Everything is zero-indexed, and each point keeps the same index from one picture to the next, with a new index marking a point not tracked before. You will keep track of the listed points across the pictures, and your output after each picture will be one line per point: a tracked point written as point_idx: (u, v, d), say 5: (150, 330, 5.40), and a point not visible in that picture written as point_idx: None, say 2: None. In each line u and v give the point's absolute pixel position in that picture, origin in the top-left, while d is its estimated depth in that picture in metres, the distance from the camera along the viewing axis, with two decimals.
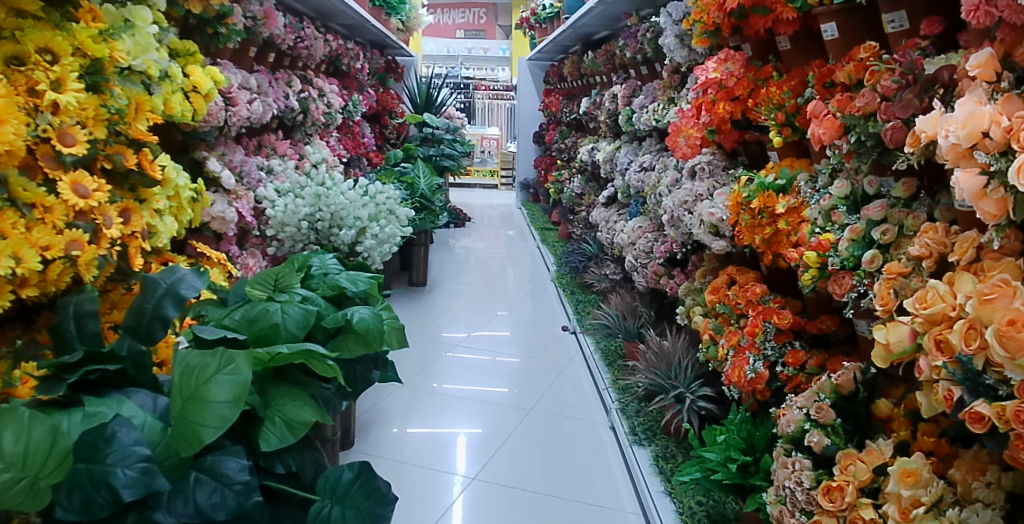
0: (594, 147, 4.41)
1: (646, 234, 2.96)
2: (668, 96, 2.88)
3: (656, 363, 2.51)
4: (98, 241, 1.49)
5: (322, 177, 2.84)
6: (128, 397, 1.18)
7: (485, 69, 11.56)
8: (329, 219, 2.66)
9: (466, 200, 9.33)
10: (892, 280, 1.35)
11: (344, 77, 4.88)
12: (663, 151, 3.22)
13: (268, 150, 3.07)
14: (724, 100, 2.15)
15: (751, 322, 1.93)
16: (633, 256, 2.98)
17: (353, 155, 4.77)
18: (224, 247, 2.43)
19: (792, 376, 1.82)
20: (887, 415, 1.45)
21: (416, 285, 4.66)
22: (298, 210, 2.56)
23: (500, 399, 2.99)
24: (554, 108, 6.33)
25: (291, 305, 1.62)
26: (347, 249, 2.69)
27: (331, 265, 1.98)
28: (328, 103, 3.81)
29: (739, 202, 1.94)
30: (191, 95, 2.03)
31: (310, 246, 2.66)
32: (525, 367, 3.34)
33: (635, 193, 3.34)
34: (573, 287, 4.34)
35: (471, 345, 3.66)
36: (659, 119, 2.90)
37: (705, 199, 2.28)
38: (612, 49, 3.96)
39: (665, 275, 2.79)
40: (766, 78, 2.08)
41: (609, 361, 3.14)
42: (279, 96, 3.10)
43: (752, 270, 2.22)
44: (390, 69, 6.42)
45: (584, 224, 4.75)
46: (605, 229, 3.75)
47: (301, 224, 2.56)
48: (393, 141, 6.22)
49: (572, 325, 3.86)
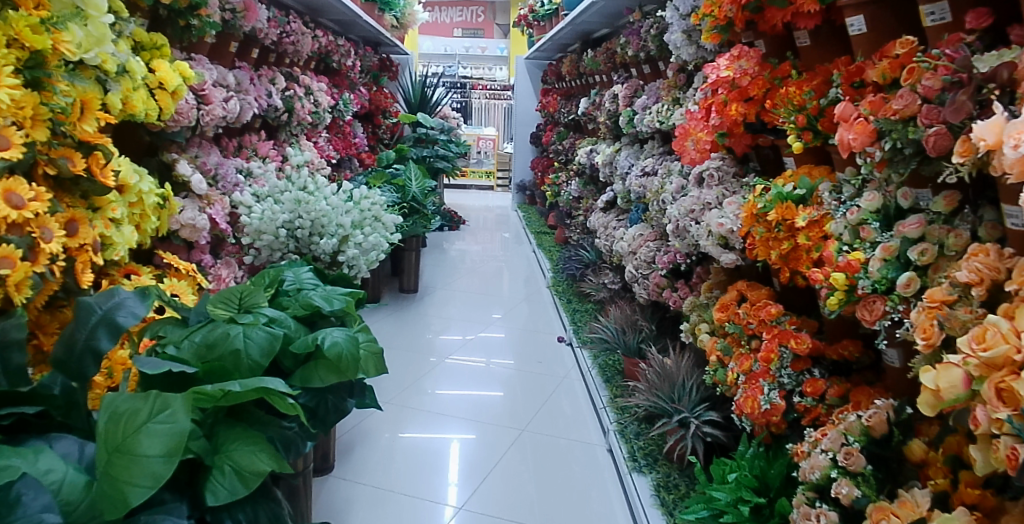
0: (594, 149, 4.24)
1: (648, 243, 2.80)
2: (673, 96, 2.72)
3: (658, 384, 2.34)
4: (35, 256, 1.32)
5: (305, 181, 2.64)
6: (49, 446, 1.01)
7: (482, 68, 11.39)
8: (309, 226, 2.46)
9: (461, 202, 9.14)
10: (935, 310, 1.18)
11: (335, 75, 4.71)
12: (667, 155, 3.05)
13: (249, 152, 2.90)
14: (736, 101, 1.98)
15: (764, 347, 1.77)
16: (633, 265, 2.81)
17: (343, 156, 4.60)
18: (196, 257, 2.26)
19: (811, 407, 1.69)
20: (922, 459, 1.30)
21: (407, 292, 4.48)
22: (276, 217, 2.38)
23: (492, 416, 2.82)
24: (552, 108, 6.15)
25: (254, 328, 1.47)
26: (329, 259, 2.50)
27: (306, 279, 1.82)
28: (315, 102, 3.63)
29: (754, 213, 1.78)
30: (156, 92, 1.87)
31: (290, 254, 2.46)
32: (518, 381, 3.17)
33: (636, 199, 3.18)
34: (570, 295, 4.16)
35: (464, 354, 3.48)
36: (663, 121, 2.74)
37: (714, 208, 2.11)
38: (613, 47, 3.79)
39: (668, 288, 2.63)
40: (783, 77, 1.93)
41: (607, 378, 2.96)
42: (261, 94, 2.93)
43: (764, 286, 2.07)
44: (384, 68, 6.24)
45: (582, 229, 4.59)
46: (603, 235, 3.60)
47: (279, 232, 2.38)
48: (387, 141, 6.04)
49: (568, 335, 3.69)
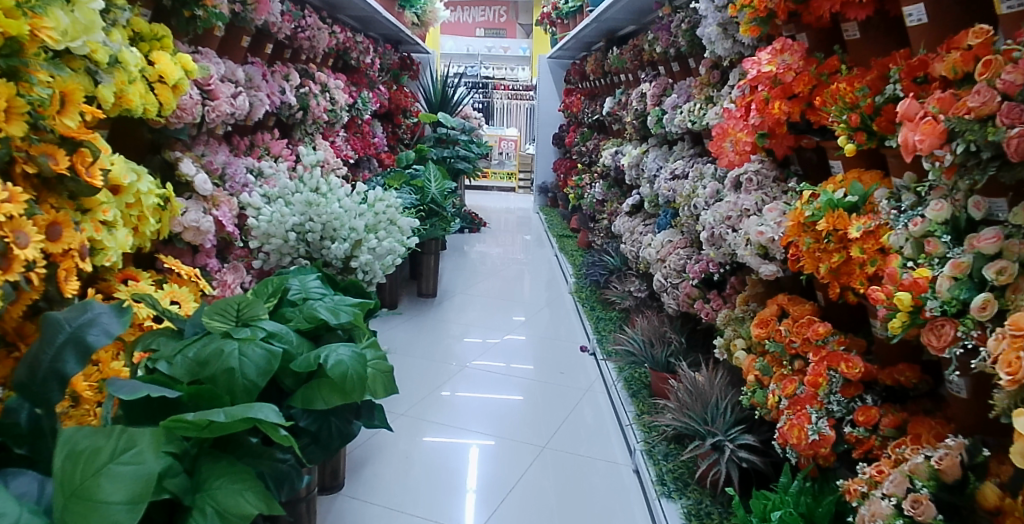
0: (619, 150, 4.08)
1: (678, 250, 2.64)
2: (706, 94, 2.53)
3: (690, 404, 2.18)
4: (9, 264, 1.20)
5: (316, 182, 2.46)
6: (5, 485, 0.94)
7: (504, 69, 11.28)
8: (320, 230, 2.31)
9: (481, 204, 9.01)
10: (1020, 341, 1.02)
11: (353, 72, 4.60)
12: (698, 157, 2.88)
13: (261, 151, 2.80)
14: (779, 99, 1.81)
15: (811, 370, 1.63)
16: (662, 274, 2.65)
17: (361, 155, 4.49)
18: (201, 261, 2.15)
19: (863, 438, 1.54)
20: (996, 507, 1.14)
21: (425, 296, 4.35)
22: (286, 219, 2.23)
23: (512, 431, 2.67)
24: (575, 108, 6.00)
25: (251, 344, 1.33)
26: (341, 265, 2.33)
27: (313, 288, 1.69)
28: (331, 99, 3.52)
29: (801, 222, 1.62)
30: (155, 86, 1.78)
31: (299, 260, 2.32)
32: (540, 393, 3.01)
33: (664, 204, 3.01)
34: (593, 303, 3.99)
35: (483, 363, 3.32)
36: (696, 120, 2.56)
37: (753, 215, 1.95)
38: (639, 44, 3.63)
39: (700, 298, 2.47)
40: (830, 73, 1.77)
41: (633, 392, 2.79)
42: (273, 90, 2.82)
43: (807, 301, 1.91)
44: (405, 66, 6.13)
45: (606, 233, 4.43)
46: (629, 241, 3.45)
47: (288, 235, 2.24)
48: (406, 141, 5.93)
49: (591, 345, 3.53)
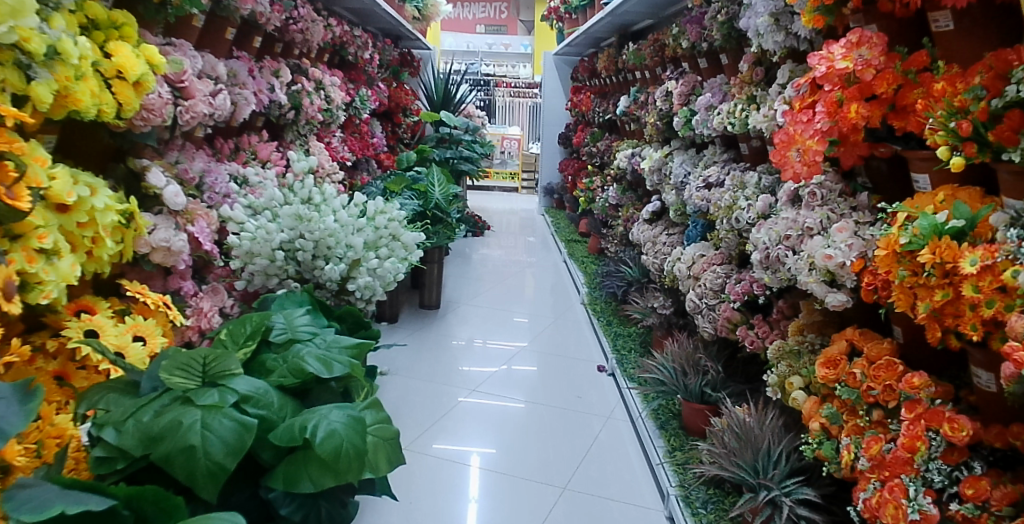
0: (636, 153, 3.80)
1: (713, 267, 2.36)
2: (747, 94, 2.24)
3: (737, 449, 1.90)
4: None
5: (309, 191, 2.14)
6: None
7: (505, 66, 10.97)
8: (312, 248, 1.98)
9: (483, 205, 8.70)
10: None
11: (350, 69, 4.31)
12: (733, 163, 2.60)
13: (246, 155, 2.52)
14: (856, 100, 1.52)
15: (904, 430, 1.35)
16: (697, 294, 2.37)
17: (359, 157, 4.22)
18: (174, 284, 1.86)
19: (972, 517, 1.26)
20: None
21: (427, 308, 4.07)
22: (272, 237, 1.92)
23: (523, 469, 2.38)
24: (584, 107, 5.69)
25: (217, 415, 1.08)
26: (336, 287, 2.02)
27: (300, 325, 1.41)
28: (327, 97, 3.24)
29: (896, 251, 1.33)
30: (113, 82, 1.52)
31: (288, 281, 2.00)
32: (556, 423, 2.71)
33: (693, 213, 2.73)
34: (610, 317, 3.71)
35: (491, 387, 3.03)
36: (735, 123, 2.26)
37: (818, 236, 1.67)
38: (662, 39, 3.35)
39: (743, 324, 2.20)
40: (917, 70, 1.50)
41: (662, 423, 2.50)
42: (260, 88, 2.53)
43: (882, 338, 1.64)
44: (405, 63, 5.83)
45: (620, 240, 4.14)
46: (651, 252, 3.17)
47: (275, 254, 1.93)
48: (406, 141, 5.65)
49: (609, 365, 3.24)
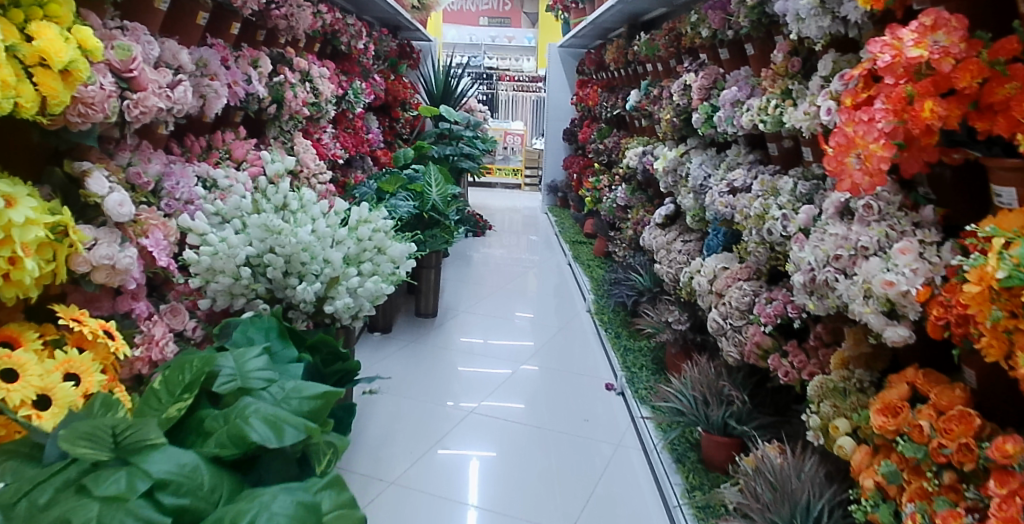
0: (647, 152, 3.54)
1: (740, 284, 2.11)
2: (782, 87, 1.98)
3: (769, 501, 1.64)
4: None
5: (282, 197, 1.87)
6: None
7: (509, 59, 10.73)
8: (284, 264, 1.72)
9: (485, 202, 8.44)
10: None
11: (343, 60, 4.06)
12: (760, 165, 2.34)
13: (219, 154, 2.27)
14: (930, 96, 1.26)
15: (996, 510, 1.11)
16: (722, 314, 2.11)
17: (352, 154, 3.96)
18: (124, 306, 1.60)
19: None
20: None
21: (423, 316, 3.81)
22: (236, 252, 1.65)
23: (524, 508, 2.13)
24: (591, 102, 5.41)
25: (127, 509, 0.95)
26: (313, 308, 1.76)
27: (254, 371, 1.21)
28: (314, 90, 2.98)
29: (991, 284, 1.08)
30: (33, 71, 1.28)
31: (257, 301, 1.74)
32: (562, 452, 2.47)
33: (713, 220, 2.47)
34: (619, 329, 3.45)
35: (490, 408, 2.78)
36: (766, 121, 2.00)
37: (875, 258, 1.42)
38: (678, 28, 3.08)
39: (774, 350, 1.95)
40: (1009, 58, 1.22)
41: (679, 457, 2.26)
42: (234, 79, 2.27)
43: (952, 381, 1.39)
44: (404, 55, 5.56)
45: (629, 244, 3.89)
46: (665, 260, 2.91)
47: (241, 272, 1.67)
48: (404, 136, 5.40)
49: (619, 383, 2.99)
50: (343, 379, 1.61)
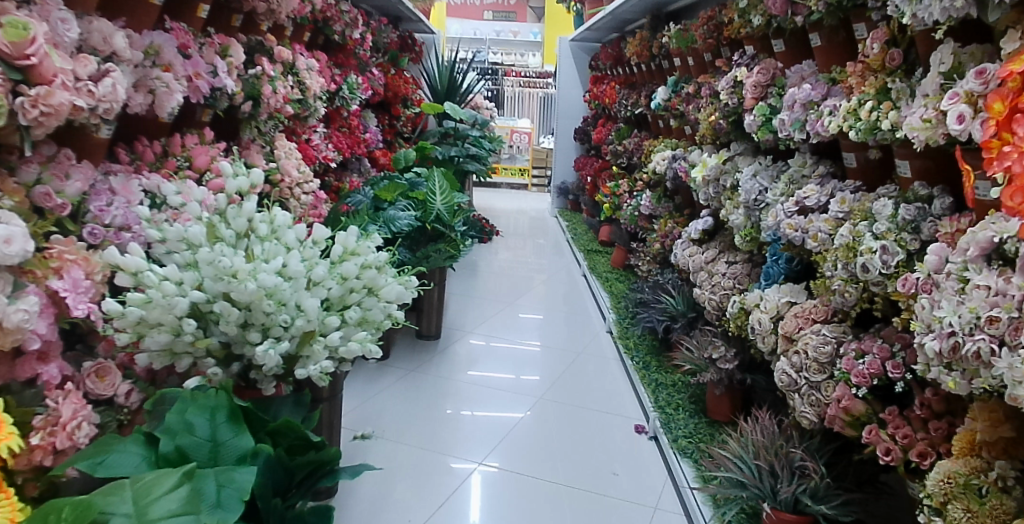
0: (679, 157, 3.13)
1: (822, 331, 1.69)
2: (879, 85, 1.58)
3: None
4: None
5: (247, 220, 1.45)
6: None
7: (513, 55, 10.33)
8: (244, 314, 1.31)
9: (491, 204, 8.02)
10: None
11: (338, 52, 3.65)
12: (835, 179, 1.93)
13: (176, 162, 1.88)
14: None
15: None
16: (797, 364, 1.70)
17: (347, 157, 3.54)
18: (25, 372, 1.24)
19: None
20: None
21: (425, 338, 3.41)
22: (178, 301, 1.24)
23: None
24: (608, 99, 4.99)
25: None
26: (282, 369, 1.36)
27: None
28: (301, 84, 2.58)
29: None
30: None
31: (209, 360, 1.34)
32: (591, 518, 2.05)
33: (773, 243, 2.06)
34: (647, 359, 3.05)
35: (504, 459, 2.37)
36: (856, 128, 1.60)
37: None
38: (720, 16, 2.67)
39: (867, 418, 1.54)
40: None
41: None
42: (195, 70, 1.87)
43: None
44: (405, 47, 5.12)
45: (657, 259, 3.47)
46: (706, 284, 2.50)
47: (185, 326, 1.26)
48: (405, 136, 4.96)
49: (651, 426, 2.57)
50: (315, 474, 1.24)
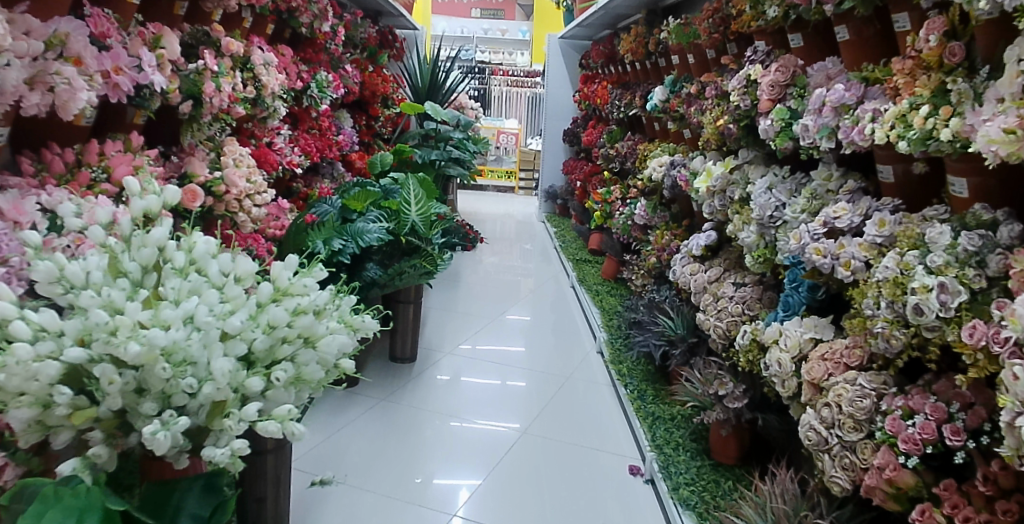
0: (679, 164, 2.86)
1: (857, 380, 1.43)
2: (935, 84, 1.30)
3: None
4: None
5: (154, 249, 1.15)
6: None
7: (501, 54, 10.06)
8: (138, 377, 1.01)
9: (477, 208, 7.72)
10: None
11: (306, 46, 3.33)
12: (866, 196, 1.66)
13: (91, 173, 1.58)
14: None
15: None
16: (830, 419, 1.43)
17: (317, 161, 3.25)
18: None
19: None
20: None
21: (399, 361, 3.11)
22: (45, 364, 0.94)
23: None
24: (600, 100, 4.70)
25: None
26: (189, 444, 1.06)
27: None
28: (256, 81, 2.27)
29: None
30: None
31: (94, 433, 1.04)
32: None
33: (792, 268, 1.79)
34: (643, 387, 2.78)
35: (483, 508, 2.07)
36: (905, 137, 1.32)
37: None
38: (727, 8, 2.40)
39: (917, 491, 1.27)
40: None
41: None
42: (114, 63, 1.56)
43: None
44: (385, 43, 4.74)
45: (653, 274, 3.20)
46: (710, 307, 2.23)
47: (58, 395, 0.96)
48: (384, 137, 4.71)
49: (648, 468, 2.29)
50: None
